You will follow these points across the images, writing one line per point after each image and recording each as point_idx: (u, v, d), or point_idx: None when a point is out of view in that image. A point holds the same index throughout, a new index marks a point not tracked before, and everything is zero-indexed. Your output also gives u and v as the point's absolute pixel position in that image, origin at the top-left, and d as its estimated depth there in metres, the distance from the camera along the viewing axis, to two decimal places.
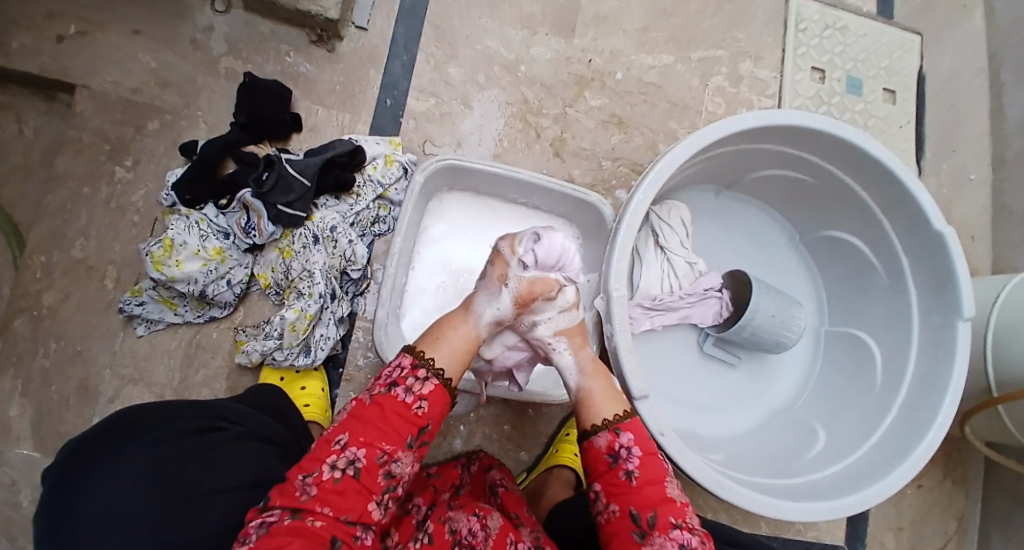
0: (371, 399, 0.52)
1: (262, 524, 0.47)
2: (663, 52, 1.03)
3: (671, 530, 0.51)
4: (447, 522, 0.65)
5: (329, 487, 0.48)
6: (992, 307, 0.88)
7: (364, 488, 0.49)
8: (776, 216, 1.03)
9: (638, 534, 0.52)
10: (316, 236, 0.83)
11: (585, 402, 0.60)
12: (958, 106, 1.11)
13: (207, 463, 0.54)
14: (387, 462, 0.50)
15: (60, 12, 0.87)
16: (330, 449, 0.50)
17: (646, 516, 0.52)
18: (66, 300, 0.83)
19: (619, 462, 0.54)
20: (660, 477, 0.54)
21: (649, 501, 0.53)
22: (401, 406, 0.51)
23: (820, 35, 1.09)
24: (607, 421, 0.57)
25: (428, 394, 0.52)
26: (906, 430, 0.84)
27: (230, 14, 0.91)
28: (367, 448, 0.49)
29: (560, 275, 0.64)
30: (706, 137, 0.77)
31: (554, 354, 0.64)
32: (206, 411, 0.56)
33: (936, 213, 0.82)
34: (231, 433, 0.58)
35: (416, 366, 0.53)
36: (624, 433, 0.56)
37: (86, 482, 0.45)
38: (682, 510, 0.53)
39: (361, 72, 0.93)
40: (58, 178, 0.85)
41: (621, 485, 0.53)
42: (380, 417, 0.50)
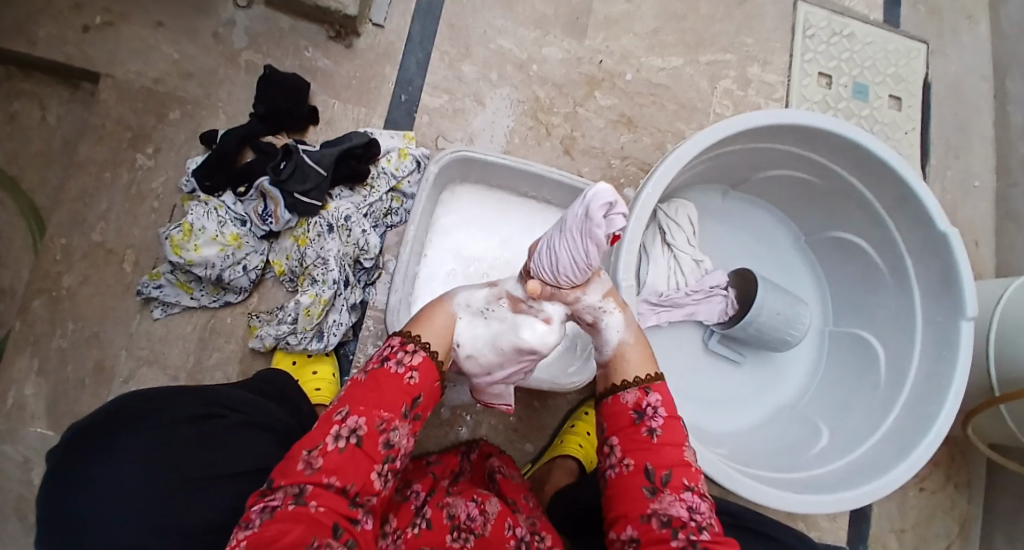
0: (366, 375, 0.53)
1: (264, 509, 0.46)
2: (672, 54, 1.06)
3: (682, 491, 0.53)
4: (446, 507, 0.66)
5: (333, 457, 0.48)
6: (995, 306, 0.89)
7: (366, 455, 0.49)
8: (783, 217, 1.04)
9: (649, 489, 0.53)
10: (330, 225, 0.85)
11: (621, 360, 0.60)
12: (963, 113, 1.13)
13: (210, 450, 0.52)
14: (386, 430, 0.50)
15: (85, 3, 0.90)
16: (331, 422, 0.50)
17: (661, 473, 0.53)
18: (85, 283, 0.85)
19: (643, 419, 0.55)
20: (678, 441, 0.55)
21: (667, 460, 0.53)
22: (395, 377, 0.52)
23: (827, 42, 1.11)
24: (637, 380, 0.58)
25: (418, 365, 0.53)
26: (910, 425, 0.85)
27: (252, 9, 0.94)
28: (367, 417, 0.50)
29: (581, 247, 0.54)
30: (713, 134, 0.79)
31: (603, 315, 0.62)
32: (202, 398, 0.55)
33: (939, 212, 0.84)
34: (232, 420, 0.57)
35: (405, 342, 0.55)
36: (651, 393, 0.57)
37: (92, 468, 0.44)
38: (695, 475, 0.54)
39: (377, 67, 0.96)
40: (80, 164, 0.87)
41: (640, 441, 0.54)
42: (377, 387, 0.51)
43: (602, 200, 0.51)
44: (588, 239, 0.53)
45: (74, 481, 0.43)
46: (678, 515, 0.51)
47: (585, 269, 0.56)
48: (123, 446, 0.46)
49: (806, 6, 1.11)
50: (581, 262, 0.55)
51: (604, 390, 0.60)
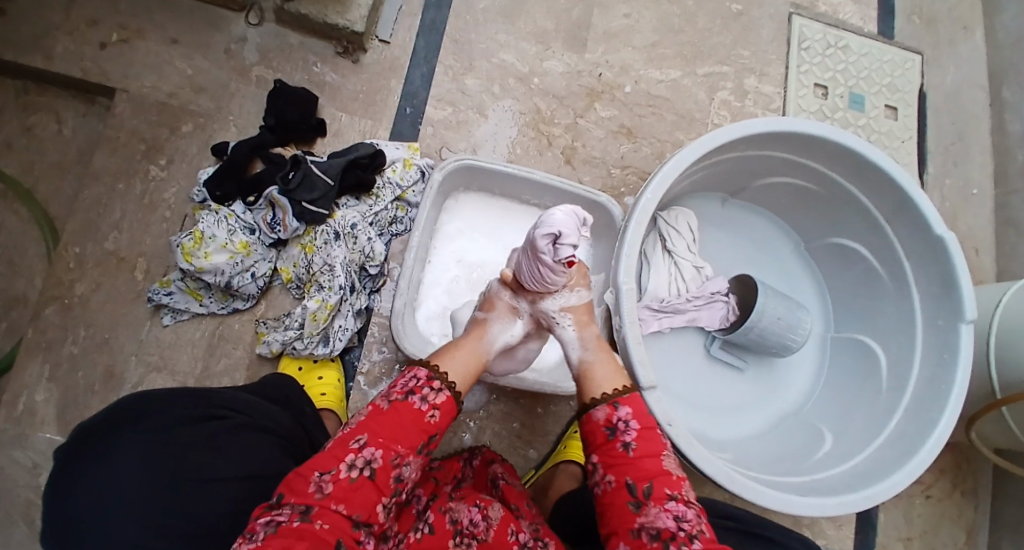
0: (388, 404, 0.54)
1: (270, 522, 0.47)
2: (670, 67, 1.08)
3: (666, 501, 0.54)
4: (448, 512, 0.66)
5: (345, 485, 0.50)
6: (994, 311, 0.90)
7: (377, 487, 0.51)
8: (783, 225, 1.06)
9: (634, 504, 0.55)
10: (337, 232, 0.87)
11: (589, 379, 0.64)
12: (960, 122, 1.14)
13: (209, 453, 0.52)
14: (399, 465, 0.52)
15: (103, 20, 0.94)
16: (348, 448, 0.51)
17: (643, 487, 0.55)
18: (97, 290, 0.87)
19: (617, 434, 0.57)
20: (656, 451, 0.57)
21: (647, 472, 0.55)
22: (416, 412, 0.53)
23: (822, 54, 1.13)
24: (606, 395, 0.60)
25: (440, 404, 0.55)
26: (912, 429, 0.85)
27: (263, 27, 0.97)
28: (384, 449, 0.51)
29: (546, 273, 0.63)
30: (711, 141, 0.81)
31: (558, 328, 0.69)
32: (205, 401, 0.55)
33: (936, 217, 0.85)
34: (235, 422, 0.57)
35: (431, 378, 0.56)
36: (621, 407, 0.59)
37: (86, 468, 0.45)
38: (678, 483, 0.55)
39: (383, 81, 0.99)
40: (94, 175, 0.90)
41: (619, 457, 0.56)
42: (397, 421, 0.53)
43: (546, 233, 0.60)
44: (548, 266, 0.62)
45: (73, 478, 0.44)
46: (665, 527, 0.52)
47: (552, 287, 0.66)
48: (122, 443, 0.46)
49: (800, 19, 1.14)
50: (546, 284, 0.65)
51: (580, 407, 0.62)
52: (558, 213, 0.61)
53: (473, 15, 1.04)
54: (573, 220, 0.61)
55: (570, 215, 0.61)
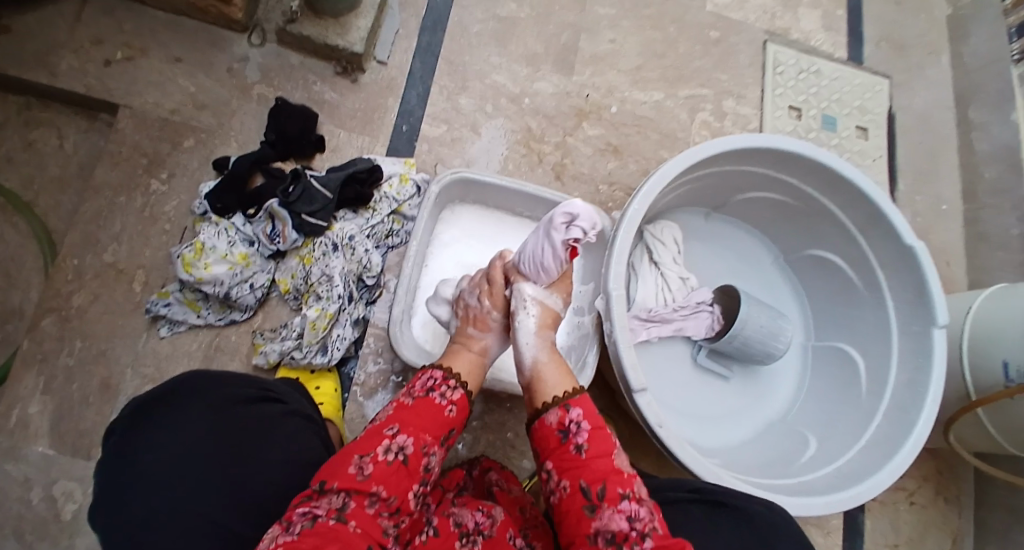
0: (413, 399, 0.60)
1: (307, 514, 0.49)
2: (653, 89, 1.14)
3: (619, 502, 0.55)
4: (452, 516, 0.67)
5: (384, 468, 0.54)
6: (965, 317, 0.95)
7: (409, 472, 0.55)
8: (763, 238, 1.10)
9: (590, 508, 0.56)
10: (335, 244, 0.90)
11: (539, 380, 0.67)
12: (927, 143, 1.21)
13: (260, 431, 0.59)
14: (427, 453, 0.57)
15: (108, 39, 0.97)
16: (382, 435, 0.56)
17: (596, 489, 0.56)
18: (95, 302, 0.88)
19: (568, 436, 0.60)
20: (606, 451, 0.59)
21: (599, 474, 0.57)
22: (437, 406, 0.60)
23: (796, 78, 1.20)
24: (556, 399, 0.64)
25: (456, 400, 0.63)
26: (892, 431, 0.88)
27: (265, 47, 1.00)
28: (414, 438, 0.57)
29: (553, 250, 0.73)
30: (695, 156, 0.85)
31: (520, 324, 0.72)
32: (256, 385, 0.62)
33: (907, 229, 0.90)
34: (284, 409, 0.64)
35: (447, 377, 0.64)
36: (572, 409, 0.62)
37: (150, 437, 0.51)
38: (629, 481, 0.57)
39: (380, 100, 1.02)
40: (95, 188, 0.91)
41: (572, 460, 0.59)
42: (422, 413, 0.59)
43: (567, 211, 0.72)
44: (556, 243, 0.72)
45: (138, 444, 0.51)
46: (619, 528, 0.53)
47: (544, 272, 0.75)
48: (184, 415, 0.53)
49: (775, 45, 1.21)
50: (541, 267, 0.74)
51: (532, 415, 0.65)
52: (578, 201, 0.74)
53: (467, 38, 1.08)
54: (589, 213, 0.74)
55: (588, 207, 0.74)
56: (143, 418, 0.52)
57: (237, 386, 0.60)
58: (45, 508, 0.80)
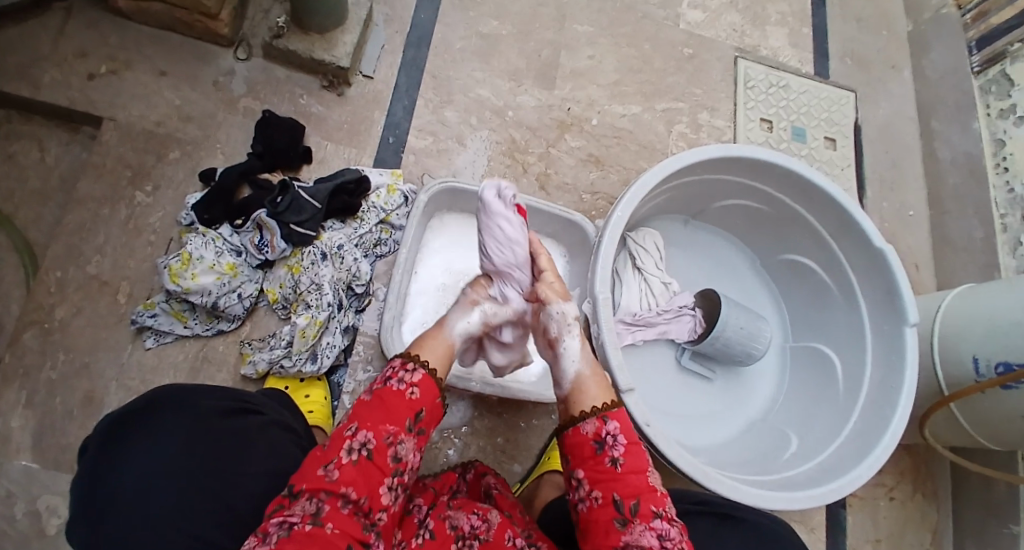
0: (371, 393, 0.58)
1: (282, 524, 0.50)
2: (632, 103, 1.18)
3: (652, 519, 0.56)
4: (448, 519, 0.67)
5: (348, 469, 0.53)
6: (935, 316, 0.99)
7: (377, 466, 0.54)
8: (740, 243, 1.14)
9: (620, 521, 0.57)
10: (324, 253, 0.90)
11: (578, 390, 0.65)
12: (891, 152, 1.28)
13: (240, 442, 0.57)
14: (394, 443, 0.55)
15: (92, 53, 0.97)
16: (343, 437, 0.55)
17: (629, 504, 0.57)
18: (78, 314, 0.86)
19: (605, 449, 0.59)
20: (641, 467, 0.59)
21: (633, 489, 0.58)
22: (397, 393, 0.57)
23: (766, 92, 1.26)
24: (595, 408, 0.62)
25: (418, 382, 0.58)
26: (870, 425, 0.91)
27: (251, 61, 1.02)
28: (375, 431, 0.55)
29: (505, 234, 0.69)
30: (672, 165, 0.88)
31: (563, 338, 0.68)
32: (232, 396, 0.60)
33: (875, 231, 0.94)
34: (263, 420, 0.62)
35: (405, 362, 0.60)
36: (610, 421, 0.61)
37: (126, 450, 0.48)
38: (661, 499, 0.58)
39: (367, 113, 1.04)
40: (79, 200, 0.91)
41: (606, 473, 0.58)
42: (382, 404, 0.57)
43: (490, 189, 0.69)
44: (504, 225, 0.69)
45: (114, 458, 0.48)
46: (649, 545, 0.55)
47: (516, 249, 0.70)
48: (161, 427, 0.51)
49: (745, 61, 1.27)
50: (508, 243, 0.69)
51: (565, 421, 0.63)
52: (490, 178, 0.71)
53: (450, 54, 1.11)
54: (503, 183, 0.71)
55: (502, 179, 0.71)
56: (116, 432, 0.49)
57: (215, 397, 0.58)
58: (26, 526, 0.78)
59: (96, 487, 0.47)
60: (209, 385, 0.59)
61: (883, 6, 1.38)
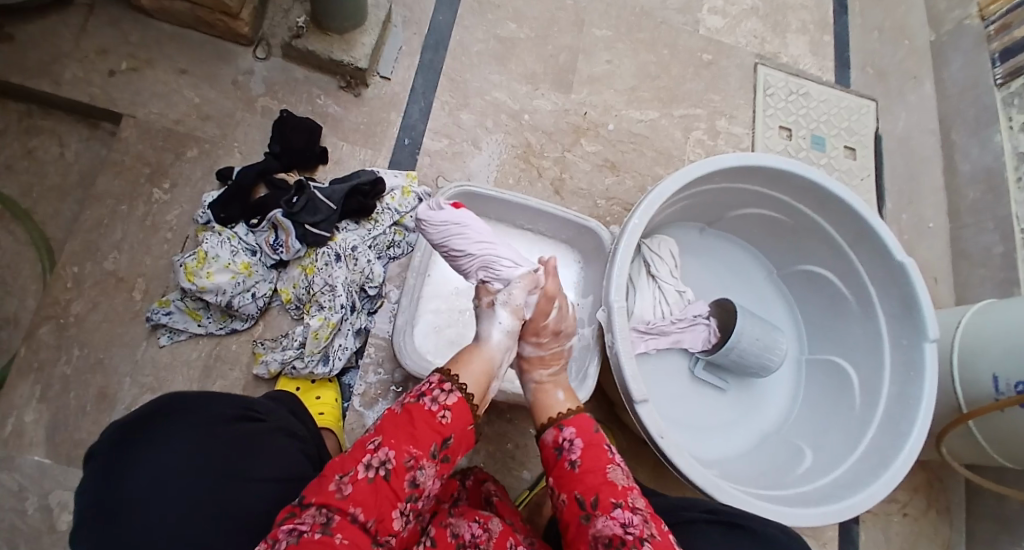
0: (401, 407, 0.57)
1: (292, 531, 0.50)
2: (649, 108, 1.17)
3: (612, 510, 0.58)
4: (449, 526, 0.68)
5: (362, 486, 0.53)
6: (954, 331, 0.98)
7: (392, 489, 0.54)
8: (756, 253, 1.13)
9: (585, 517, 0.59)
10: (338, 254, 0.90)
11: (542, 402, 0.70)
12: (912, 163, 1.26)
13: (244, 451, 0.58)
14: (413, 468, 0.55)
15: (113, 50, 0.98)
16: (365, 449, 0.55)
17: (590, 500, 0.59)
18: (94, 310, 0.87)
19: (564, 454, 0.63)
20: (599, 465, 0.61)
21: (592, 486, 0.60)
22: (427, 414, 0.57)
23: (785, 99, 1.24)
24: (553, 419, 0.67)
25: (451, 405, 0.58)
26: (886, 442, 0.90)
27: (269, 61, 1.02)
28: (396, 451, 0.55)
29: (460, 228, 0.79)
30: (689, 173, 0.87)
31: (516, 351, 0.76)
32: (238, 403, 0.61)
33: (895, 243, 0.92)
34: (267, 426, 0.63)
35: (443, 381, 0.59)
36: (566, 427, 0.65)
37: (135, 461, 0.50)
38: (623, 492, 0.59)
39: (383, 114, 1.04)
40: (97, 197, 0.92)
41: (566, 475, 0.61)
42: (409, 422, 0.56)
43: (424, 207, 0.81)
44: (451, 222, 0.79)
45: (121, 470, 0.49)
46: (613, 533, 0.56)
47: (470, 229, 0.79)
48: (168, 438, 0.52)
49: (765, 68, 1.26)
50: (462, 228, 0.79)
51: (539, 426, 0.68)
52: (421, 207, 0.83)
53: (468, 57, 1.11)
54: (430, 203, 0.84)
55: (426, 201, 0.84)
56: (124, 442, 0.50)
57: (220, 404, 0.59)
58: (39, 519, 0.78)
59: (104, 497, 0.48)
60: (213, 391, 0.60)
61: (905, 15, 1.36)
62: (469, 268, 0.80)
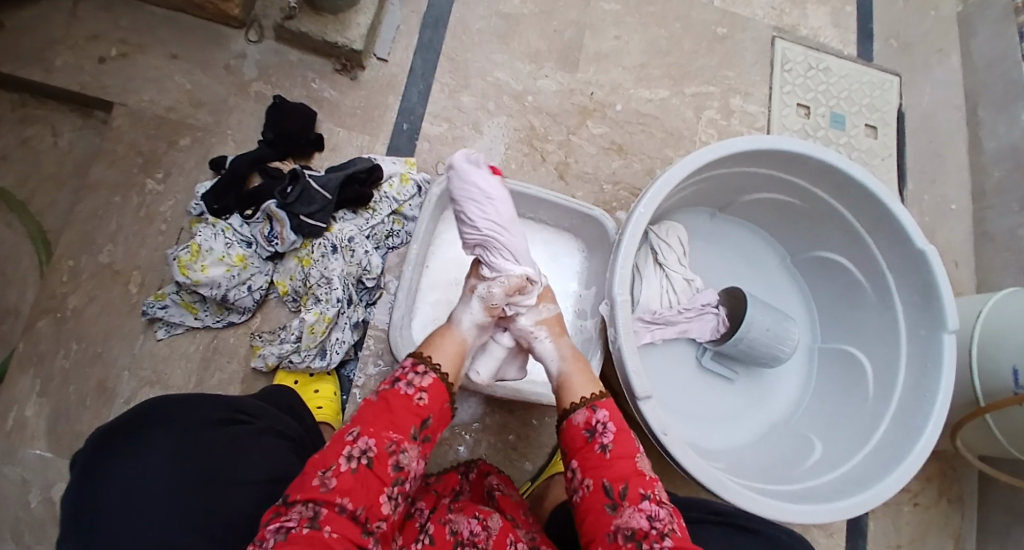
0: (377, 395, 0.57)
1: (279, 529, 0.48)
2: (659, 87, 1.12)
3: (640, 501, 0.56)
4: (448, 523, 0.65)
5: (346, 477, 0.51)
6: (975, 321, 0.93)
7: (376, 475, 0.53)
8: (768, 238, 1.09)
9: (611, 507, 0.56)
10: (334, 245, 0.88)
11: (567, 384, 0.66)
12: (936, 141, 1.19)
13: (229, 455, 0.56)
14: (396, 452, 0.54)
15: (102, 36, 0.95)
16: (344, 441, 0.54)
17: (618, 488, 0.57)
18: (91, 303, 0.86)
19: (596, 436, 0.59)
20: (631, 453, 0.59)
21: (621, 474, 0.57)
22: (405, 397, 0.56)
23: (804, 75, 1.18)
24: (584, 400, 0.62)
25: (428, 387, 0.58)
26: (899, 437, 0.87)
27: (262, 43, 0.98)
28: (377, 438, 0.54)
29: (484, 201, 0.70)
30: (696, 160, 0.82)
31: (536, 342, 0.71)
32: (224, 405, 0.59)
33: (917, 230, 0.88)
34: (253, 427, 0.61)
35: (416, 363, 0.59)
36: (599, 409, 0.61)
37: (113, 469, 0.48)
38: (650, 483, 0.58)
39: (380, 98, 1.01)
40: (91, 187, 0.90)
41: (596, 459, 0.58)
42: (387, 408, 0.55)
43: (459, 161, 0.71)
44: (479, 192, 0.70)
45: (100, 480, 0.48)
46: (639, 527, 0.54)
47: (494, 207, 0.71)
48: (148, 443, 0.50)
49: (783, 42, 1.19)
50: (487, 199, 0.70)
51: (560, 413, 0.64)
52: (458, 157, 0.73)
53: (468, 35, 1.06)
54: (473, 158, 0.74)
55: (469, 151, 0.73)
56: (102, 451, 0.48)
57: (203, 407, 0.57)
58: (43, 511, 0.79)
59: (84, 506, 0.47)
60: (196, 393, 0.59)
61: None
62: (467, 236, 0.71)
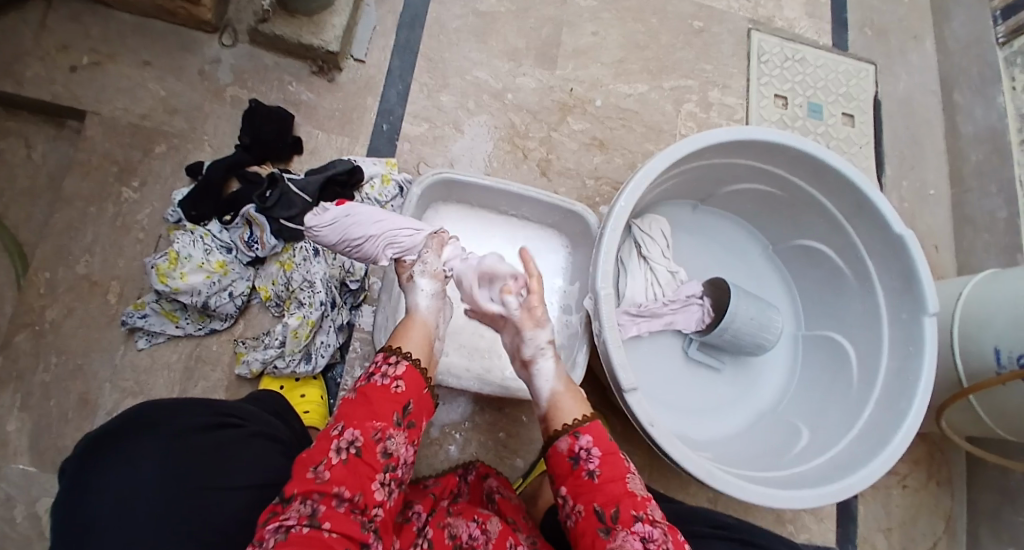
0: (355, 391, 0.56)
1: (279, 528, 0.47)
2: (637, 81, 1.12)
3: (632, 523, 0.55)
4: (447, 527, 0.65)
5: (338, 469, 0.51)
6: (956, 303, 0.95)
7: (366, 463, 0.52)
8: (750, 228, 1.09)
9: (604, 531, 0.55)
10: (316, 249, 0.87)
11: (554, 409, 0.64)
12: (913, 128, 1.21)
13: (219, 459, 0.55)
14: (382, 439, 0.53)
15: (73, 44, 0.94)
16: (329, 437, 0.53)
17: (610, 512, 0.56)
18: (69, 315, 0.85)
19: (580, 463, 0.58)
20: (619, 475, 0.58)
21: (612, 497, 0.56)
22: (382, 388, 0.56)
23: (781, 66, 1.19)
24: (567, 426, 0.61)
25: (402, 374, 0.57)
26: (885, 420, 0.88)
27: (237, 48, 0.98)
28: (362, 429, 0.53)
29: (351, 222, 0.76)
30: (676, 151, 0.82)
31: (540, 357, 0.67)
32: (216, 408, 0.58)
33: (895, 216, 0.89)
34: (246, 430, 0.60)
35: (388, 355, 0.59)
36: (582, 436, 0.60)
37: (101, 477, 0.48)
38: (643, 503, 0.56)
39: (359, 99, 1.00)
40: (66, 198, 0.89)
41: (584, 485, 0.57)
42: (366, 401, 0.55)
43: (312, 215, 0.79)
44: (342, 221, 0.76)
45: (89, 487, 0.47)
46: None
47: (360, 216, 0.76)
48: (136, 450, 0.50)
49: (759, 34, 1.20)
50: (348, 217, 0.76)
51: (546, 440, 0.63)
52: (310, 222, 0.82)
53: (445, 35, 1.06)
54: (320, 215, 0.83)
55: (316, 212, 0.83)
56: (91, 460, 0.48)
57: (193, 411, 0.56)
58: (28, 527, 0.78)
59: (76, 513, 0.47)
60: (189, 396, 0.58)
61: None
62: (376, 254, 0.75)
